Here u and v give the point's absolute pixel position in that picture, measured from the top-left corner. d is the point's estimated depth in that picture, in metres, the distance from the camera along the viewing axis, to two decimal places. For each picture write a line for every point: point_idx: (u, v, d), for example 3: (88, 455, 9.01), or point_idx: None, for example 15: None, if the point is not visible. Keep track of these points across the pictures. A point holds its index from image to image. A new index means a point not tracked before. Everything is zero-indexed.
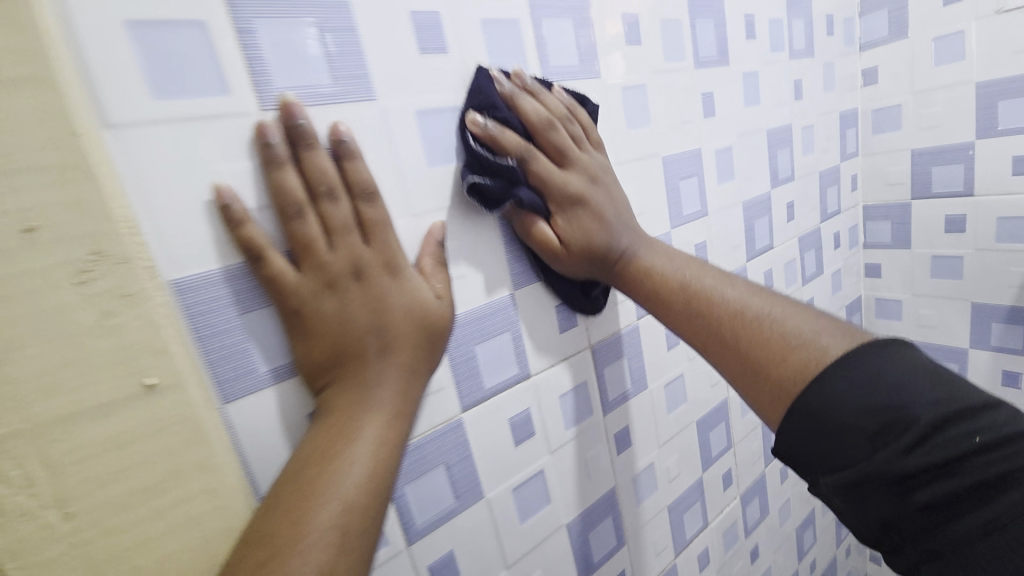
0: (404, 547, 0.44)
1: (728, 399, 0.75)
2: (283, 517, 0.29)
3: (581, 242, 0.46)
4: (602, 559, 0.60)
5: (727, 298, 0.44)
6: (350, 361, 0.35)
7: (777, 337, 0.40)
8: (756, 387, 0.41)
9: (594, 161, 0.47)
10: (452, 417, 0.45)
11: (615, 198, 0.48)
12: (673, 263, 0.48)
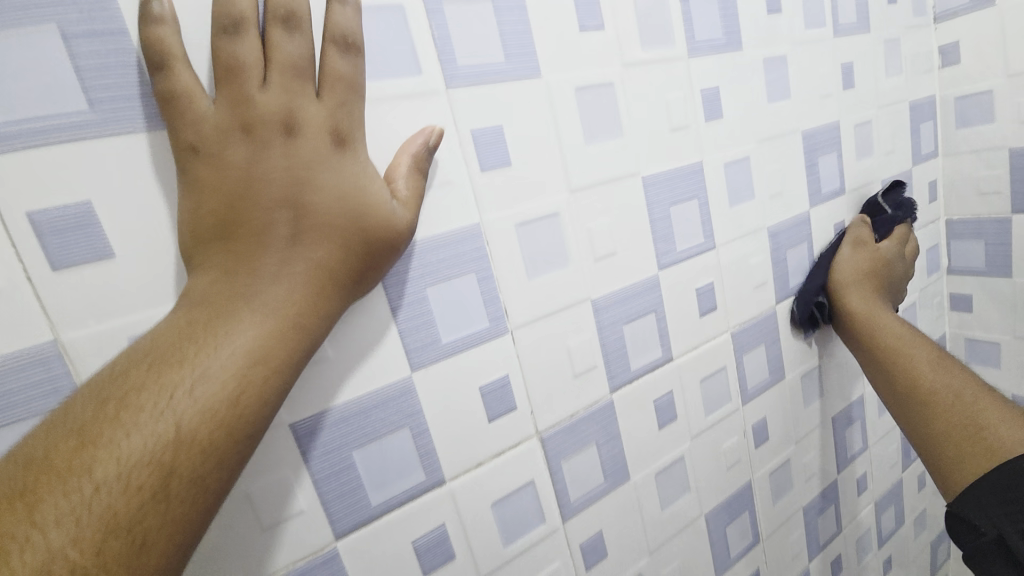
0: None
1: (752, 482, 0.58)
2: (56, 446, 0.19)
3: (856, 273, 0.58)
4: None
5: (915, 365, 0.51)
6: (196, 331, 0.23)
7: (947, 393, 0.48)
8: (929, 443, 0.48)
9: (886, 244, 0.61)
10: (324, 549, 0.33)
11: (879, 270, 0.59)
12: (908, 335, 0.54)
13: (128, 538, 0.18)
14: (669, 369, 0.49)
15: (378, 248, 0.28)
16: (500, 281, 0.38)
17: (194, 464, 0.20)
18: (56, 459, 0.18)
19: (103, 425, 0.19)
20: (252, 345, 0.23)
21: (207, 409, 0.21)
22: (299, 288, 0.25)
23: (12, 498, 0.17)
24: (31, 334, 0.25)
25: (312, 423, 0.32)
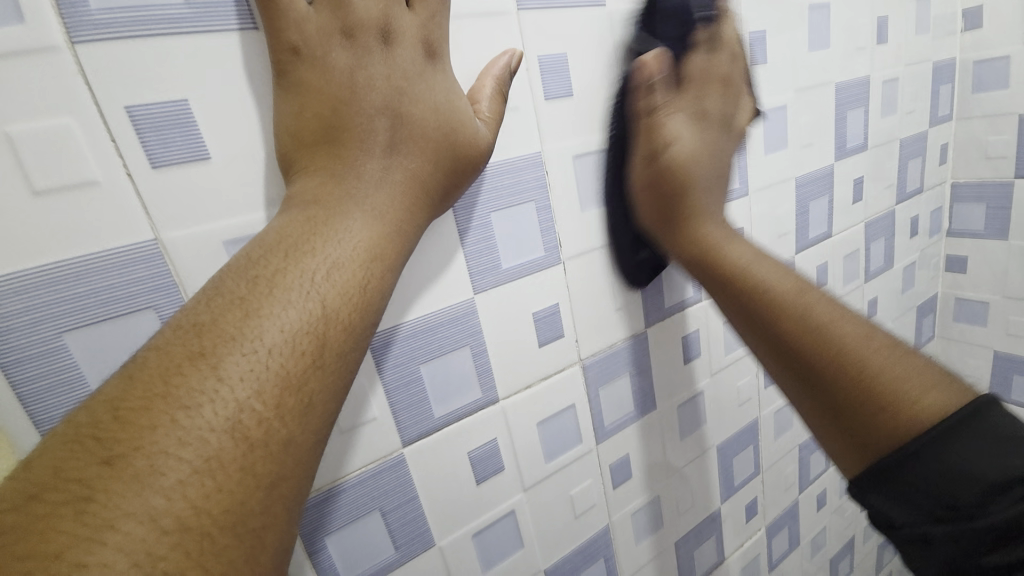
0: None
1: (758, 418, 0.62)
2: (218, 316, 0.20)
3: (655, 179, 0.40)
4: None
5: (816, 312, 0.35)
6: (320, 223, 0.24)
7: (813, 321, 0.35)
8: (857, 437, 0.32)
9: (714, 103, 0.41)
10: (394, 453, 0.36)
11: (719, 165, 0.41)
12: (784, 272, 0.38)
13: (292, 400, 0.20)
14: (699, 309, 0.51)
15: (462, 166, 0.29)
16: (556, 212, 0.39)
17: (333, 343, 0.22)
18: (224, 325, 0.20)
19: (258, 298, 0.21)
20: (369, 242, 0.25)
21: (342, 293, 0.23)
22: (400, 197, 0.27)
23: (196, 355, 0.19)
24: (134, 232, 0.26)
25: (387, 336, 0.33)
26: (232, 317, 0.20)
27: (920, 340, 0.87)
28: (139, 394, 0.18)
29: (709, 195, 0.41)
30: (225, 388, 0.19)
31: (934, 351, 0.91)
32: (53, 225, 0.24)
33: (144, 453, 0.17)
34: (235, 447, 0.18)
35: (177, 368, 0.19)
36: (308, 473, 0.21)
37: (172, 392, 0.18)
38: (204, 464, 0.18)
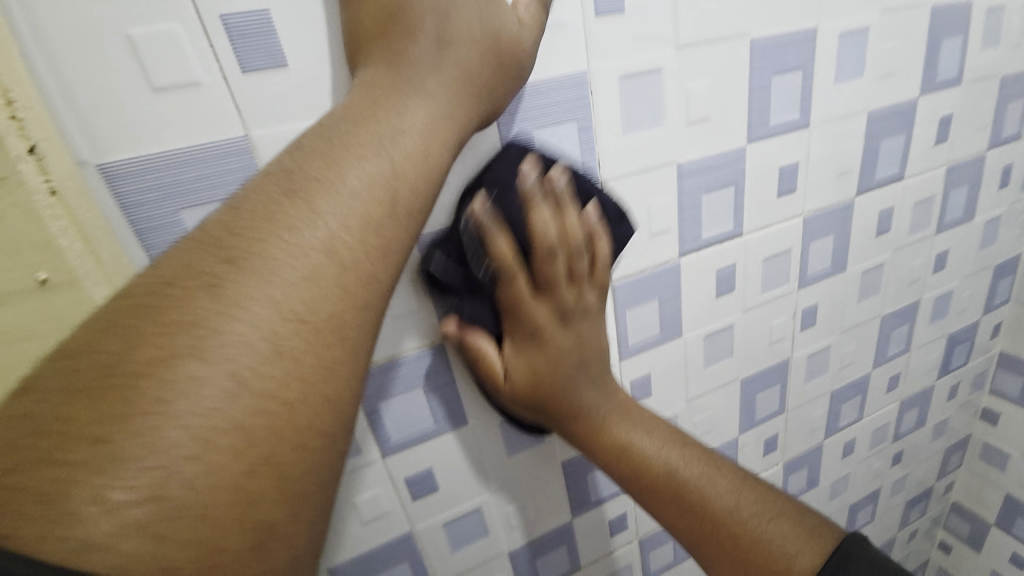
0: (379, 458, 0.43)
1: (789, 360, 0.63)
2: (306, 167, 0.25)
3: (527, 380, 0.40)
4: (601, 500, 0.58)
5: (707, 494, 0.40)
6: (382, 101, 0.27)
7: (694, 493, 0.40)
8: (727, 551, 0.39)
9: (546, 316, 0.38)
10: (435, 342, 0.41)
11: (584, 348, 0.40)
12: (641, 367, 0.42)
13: (356, 245, 0.25)
14: (737, 243, 0.51)
15: (510, 69, 0.31)
16: (597, 132, 0.40)
17: (393, 209, 0.27)
18: (313, 182, 0.25)
19: (340, 162, 0.26)
20: (429, 127, 0.28)
21: (402, 167, 0.27)
22: (458, 90, 0.29)
23: (291, 195, 0.25)
24: (228, 129, 0.31)
25: (433, 237, 0.38)
26: (320, 175, 0.25)
27: (993, 303, 0.81)
28: (248, 218, 0.24)
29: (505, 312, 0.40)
30: (319, 219, 0.24)
31: (1008, 317, 0.84)
32: (167, 117, 0.29)
33: (257, 261, 0.23)
34: (330, 262, 0.24)
35: (280, 202, 0.24)
36: (380, 303, 0.27)
37: (275, 218, 0.24)
38: (305, 274, 0.24)
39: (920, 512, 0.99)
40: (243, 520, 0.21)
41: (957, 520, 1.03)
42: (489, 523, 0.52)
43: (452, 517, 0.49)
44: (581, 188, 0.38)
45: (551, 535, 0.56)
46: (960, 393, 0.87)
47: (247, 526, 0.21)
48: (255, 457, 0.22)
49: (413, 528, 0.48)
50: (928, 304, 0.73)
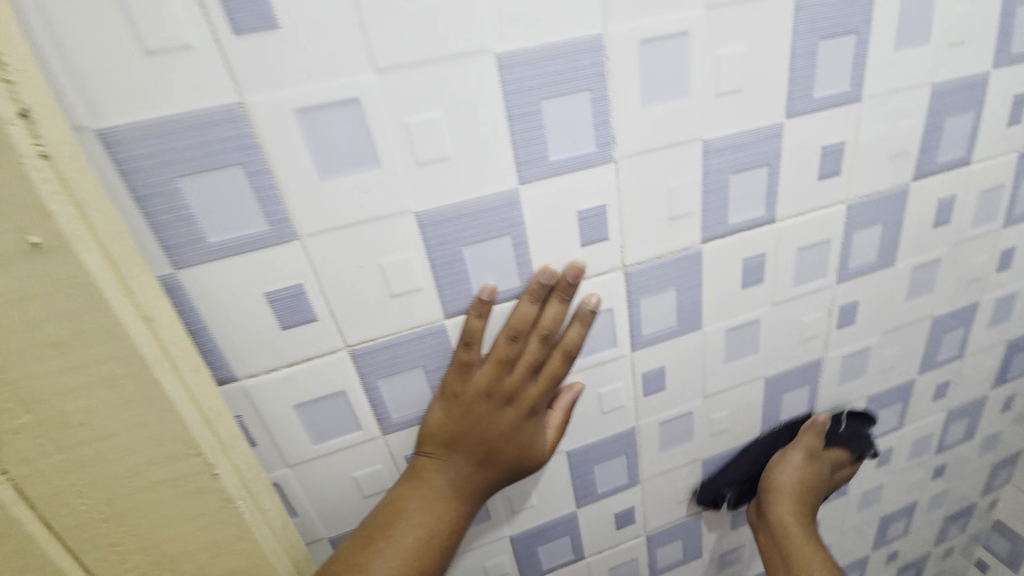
0: (379, 436, 0.43)
1: (823, 359, 0.58)
2: (511, 341, 0.40)
3: (525, 400, 0.42)
4: (609, 492, 0.56)
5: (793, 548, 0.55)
6: (528, 327, 0.40)
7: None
8: None
9: (563, 353, 0.42)
10: (434, 323, 0.40)
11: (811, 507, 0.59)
12: (564, 395, 0.46)
13: (529, 424, 0.43)
14: (769, 230, 0.47)
15: (532, 444, 0.44)
16: (613, 104, 0.37)
17: (537, 390, 0.42)
18: (403, 512, 0.41)
19: (417, 512, 0.41)
20: (468, 473, 0.43)
21: (507, 430, 0.42)
22: (515, 441, 0.43)
23: (504, 361, 0.41)
24: (221, 95, 0.30)
25: (433, 215, 0.36)
26: (403, 513, 0.40)
27: None
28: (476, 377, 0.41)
29: (807, 502, 0.58)
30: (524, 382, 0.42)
31: None
32: (161, 84, 0.29)
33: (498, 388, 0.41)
34: (526, 412, 0.43)
35: (503, 354, 0.40)
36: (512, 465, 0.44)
37: (502, 366, 0.41)
38: (489, 459, 0.43)
39: (959, 529, 0.92)
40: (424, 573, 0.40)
41: (1001, 540, 0.95)
42: (489, 506, 0.51)
43: None
44: (589, 309, 0.41)
45: (553, 522, 0.55)
46: (1016, 405, 0.80)
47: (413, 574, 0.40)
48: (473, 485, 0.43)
49: None
50: (988, 306, 0.66)
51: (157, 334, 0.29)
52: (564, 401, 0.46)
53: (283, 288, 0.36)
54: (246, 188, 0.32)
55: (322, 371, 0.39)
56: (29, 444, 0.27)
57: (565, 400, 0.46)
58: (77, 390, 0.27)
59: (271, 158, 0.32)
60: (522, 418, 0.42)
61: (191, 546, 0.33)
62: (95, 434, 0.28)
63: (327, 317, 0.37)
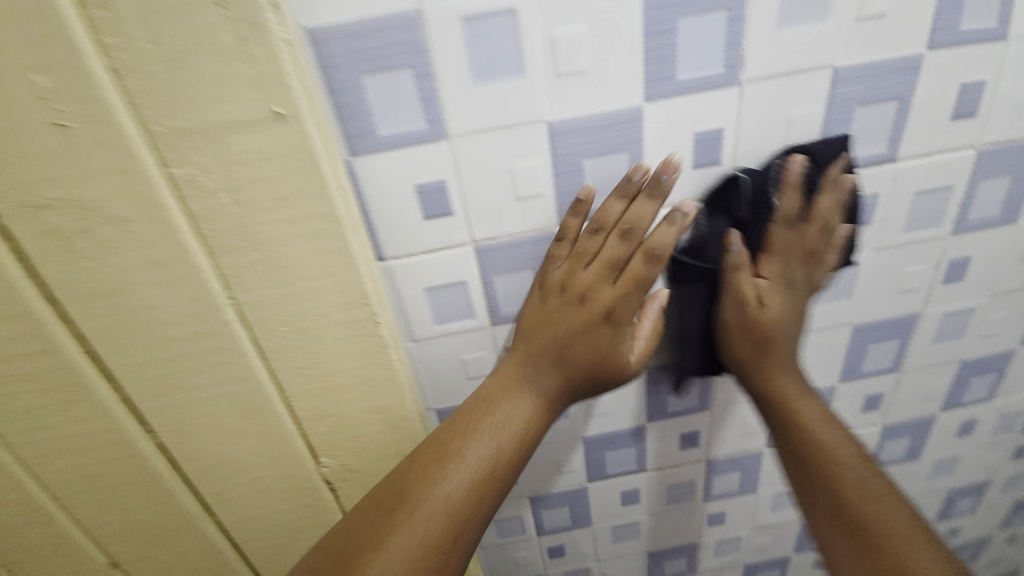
0: (487, 325, 0.50)
1: (919, 314, 0.57)
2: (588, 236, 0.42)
3: (601, 303, 0.43)
4: (678, 412, 0.61)
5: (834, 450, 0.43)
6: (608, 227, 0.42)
7: (847, 475, 0.41)
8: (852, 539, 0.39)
9: (645, 256, 0.41)
10: (547, 228, 0.45)
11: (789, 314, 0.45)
12: (653, 304, 0.45)
13: (608, 329, 0.43)
14: (887, 169, 0.47)
15: (618, 357, 0.43)
16: (747, 26, 0.38)
17: (617, 294, 0.42)
18: (512, 388, 0.44)
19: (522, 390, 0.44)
20: (544, 369, 0.44)
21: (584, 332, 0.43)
22: (594, 347, 0.43)
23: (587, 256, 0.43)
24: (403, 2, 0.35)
25: (563, 125, 0.40)
26: (511, 386, 0.44)
27: None
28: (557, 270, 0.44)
29: (800, 377, 0.47)
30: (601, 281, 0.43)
31: None
32: None
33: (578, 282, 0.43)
34: (608, 315, 0.42)
35: (581, 250, 0.43)
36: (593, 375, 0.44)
37: (580, 262, 0.43)
38: (559, 365, 0.44)
39: None
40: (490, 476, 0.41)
41: None
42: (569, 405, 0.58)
43: None
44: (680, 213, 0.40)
45: (623, 431, 0.61)
46: None
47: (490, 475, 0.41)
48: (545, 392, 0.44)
49: None
50: None
51: (346, 201, 0.36)
52: (651, 313, 0.45)
53: (429, 181, 0.42)
54: (412, 88, 0.38)
55: (451, 261, 0.46)
56: (254, 277, 0.36)
57: (653, 310, 0.45)
58: (291, 239, 0.35)
59: (436, 62, 0.37)
60: (599, 324, 0.43)
61: (353, 380, 0.42)
62: (298, 277, 0.36)
63: (461, 212, 0.43)
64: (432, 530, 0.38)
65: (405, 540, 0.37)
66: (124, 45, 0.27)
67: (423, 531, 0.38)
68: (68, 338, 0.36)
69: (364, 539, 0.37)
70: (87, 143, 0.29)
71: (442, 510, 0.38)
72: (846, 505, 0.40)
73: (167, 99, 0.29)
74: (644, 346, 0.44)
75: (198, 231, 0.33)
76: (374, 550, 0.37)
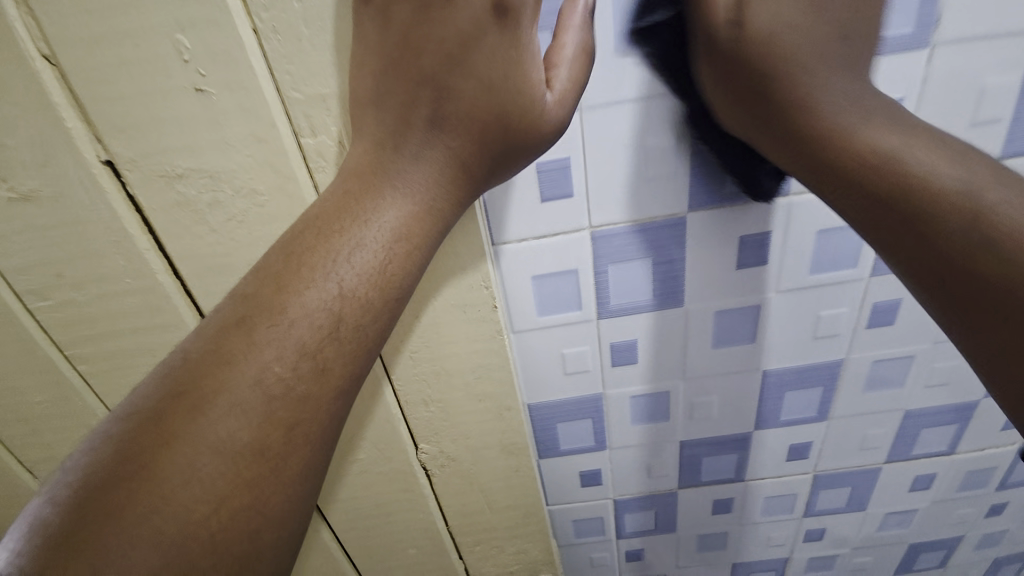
0: (594, 319, 0.46)
1: None
2: (449, 52, 0.25)
3: (440, 134, 0.26)
4: (792, 421, 0.55)
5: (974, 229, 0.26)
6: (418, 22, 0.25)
7: (1003, 221, 0.26)
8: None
9: (465, 35, 0.25)
10: (676, 214, 0.41)
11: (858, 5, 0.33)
12: (574, 14, 0.27)
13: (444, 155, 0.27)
14: None
15: (523, 95, 0.26)
16: None
17: (420, 92, 0.26)
18: (388, 158, 0.26)
19: (414, 122, 0.26)
20: (345, 285, 0.24)
21: (439, 159, 0.27)
22: (461, 154, 0.27)
23: (395, 63, 0.26)
24: None
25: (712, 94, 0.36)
26: (407, 132, 0.26)
27: None
28: (367, 104, 0.26)
29: (907, 125, 0.31)
30: (450, 72, 0.26)
31: None
32: None
33: (379, 116, 0.26)
34: (444, 147, 0.26)
35: (413, 57, 0.26)
36: (458, 177, 0.27)
37: (411, 88, 0.26)
38: (364, 177, 0.26)
39: None
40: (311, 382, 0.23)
41: None
42: (672, 409, 0.53)
43: (643, 391, 0.51)
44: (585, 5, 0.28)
45: (727, 437, 0.56)
46: None
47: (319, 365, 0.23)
48: (291, 399, 0.22)
49: (604, 392, 0.51)
50: None
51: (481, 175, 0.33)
52: (582, 17, 0.28)
53: (554, 159, 0.38)
54: None
55: (565, 247, 0.41)
56: None
57: (579, 13, 0.27)
58: None
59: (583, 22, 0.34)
60: (417, 109, 0.26)
61: (463, 367, 0.39)
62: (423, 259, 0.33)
63: (583, 194, 0.39)
64: (316, 337, 0.23)
65: (300, 324, 0.23)
66: (272, 2, 0.25)
67: (311, 320, 0.23)
68: (191, 311, 0.33)
69: (219, 352, 0.22)
70: (224, 111, 0.27)
71: (354, 285, 0.24)
72: (1009, 245, 0.25)
73: (308, 62, 0.26)
74: (571, 81, 0.28)
75: None
76: (261, 323, 0.22)
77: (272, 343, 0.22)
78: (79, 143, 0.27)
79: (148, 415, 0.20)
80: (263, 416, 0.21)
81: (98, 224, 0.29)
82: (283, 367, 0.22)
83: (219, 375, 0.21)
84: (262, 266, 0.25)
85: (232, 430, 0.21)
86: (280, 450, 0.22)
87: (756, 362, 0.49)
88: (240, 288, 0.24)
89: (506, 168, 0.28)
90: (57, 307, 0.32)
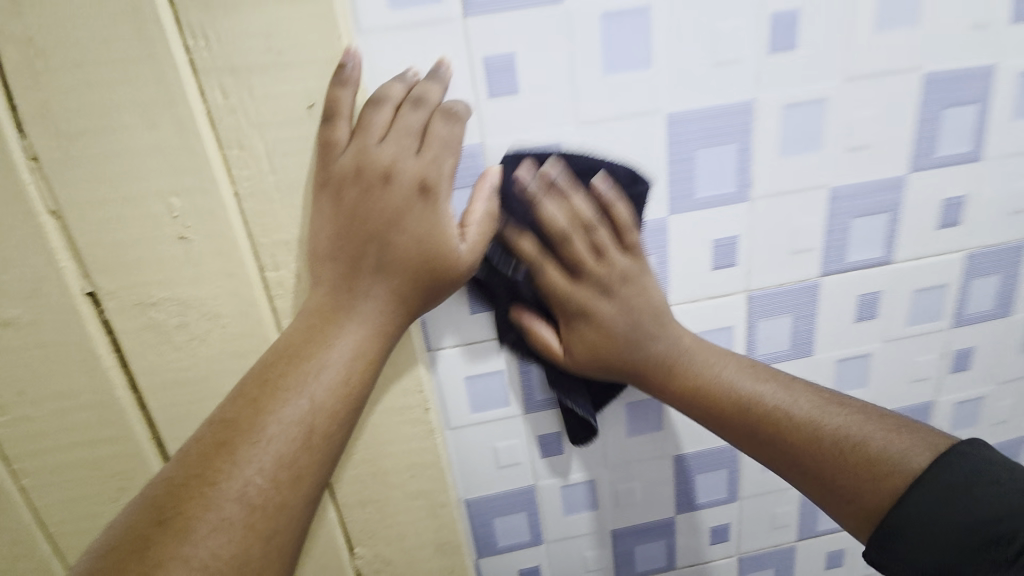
0: (521, 414, 0.51)
1: (932, 402, 0.60)
2: (389, 216, 0.34)
3: (389, 279, 0.34)
4: (708, 504, 0.60)
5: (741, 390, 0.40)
6: (366, 192, 0.34)
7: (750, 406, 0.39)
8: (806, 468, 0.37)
9: (400, 204, 0.34)
10: None
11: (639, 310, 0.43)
12: (484, 189, 0.37)
13: (394, 294, 0.34)
14: (885, 269, 0.52)
15: (450, 248, 0.34)
16: (757, 154, 0.46)
17: (372, 245, 0.34)
18: (345, 297, 0.33)
19: (365, 268, 0.34)
20: (315, 404, 0.30)
21: (389, 296, 0.34)
22: (402, 292, 0.34)
23: (349, 222, 0.34)
24: (470, 137, 0.41)
25: None
26: (357, 275, 0.34)
27: None
28: (323, 254, 0.34)
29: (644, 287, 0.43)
30: (392, 230, 0.34)
31: None
32: None
33: (337, 264, 0.34)
34: (393, 289, 0.34)
35: (361, 217, 0.34)
36: (401, 310, 0.34)
37: (363, 242, 0.34)
38: (326, 315, 0.33)
39: None
40: (281, 488, 0.27)
41: None
42: (600, 498, 0.57)
43: (571, 482, 0.56)
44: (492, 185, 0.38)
45: (654, 523, 0.60)
46: None
47: (293, 472, 0.28)
48: (271, 503, 0.27)
49: (536, 484, 0.55)
50: None
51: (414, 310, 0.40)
52: (490, 193, 0.37)
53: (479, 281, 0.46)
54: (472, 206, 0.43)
55: (493, 351, 0.48)
56: None
57: (486, 189, 0.37)
58: None
59: None
60: (368, 258, 0.34)
61: (398, 465, 0.42)
62: None
63: None
64: (290, 449, 0.28)
65: (277, 439, 0.28)
66: (251, 176, 0.33)
67: (286, 433, 0.28)
68: (144, 422, 0.36)
69: (207, 474, 0.26)
70: (200, 253, 0.33)
71: (322, 400, 0.30)
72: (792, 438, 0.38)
73: (277, 216, 0.34)
74: (480, 237, 0.36)
75: (280, 325, 0.36)
76: (242, 444, 0.27)
77: (252, 460, 0.27)
78: (67, 278, 0.32)
79: (137, 546, 0.24)
80: (245, 527, 0.26)
81: (71, 346, 0.33)
82: (263, 480, 0.27)
83: (206, 496, 0.26)
84: (239, 392, 0.30)
85: (216, 548, 0.25)
86: (255, 563, 0.25)
87: (666, 448, 0.56)
88: (218, 416, 0.29)
89: (438, 299, 0.36)
90: (11, 423, 0.34)
